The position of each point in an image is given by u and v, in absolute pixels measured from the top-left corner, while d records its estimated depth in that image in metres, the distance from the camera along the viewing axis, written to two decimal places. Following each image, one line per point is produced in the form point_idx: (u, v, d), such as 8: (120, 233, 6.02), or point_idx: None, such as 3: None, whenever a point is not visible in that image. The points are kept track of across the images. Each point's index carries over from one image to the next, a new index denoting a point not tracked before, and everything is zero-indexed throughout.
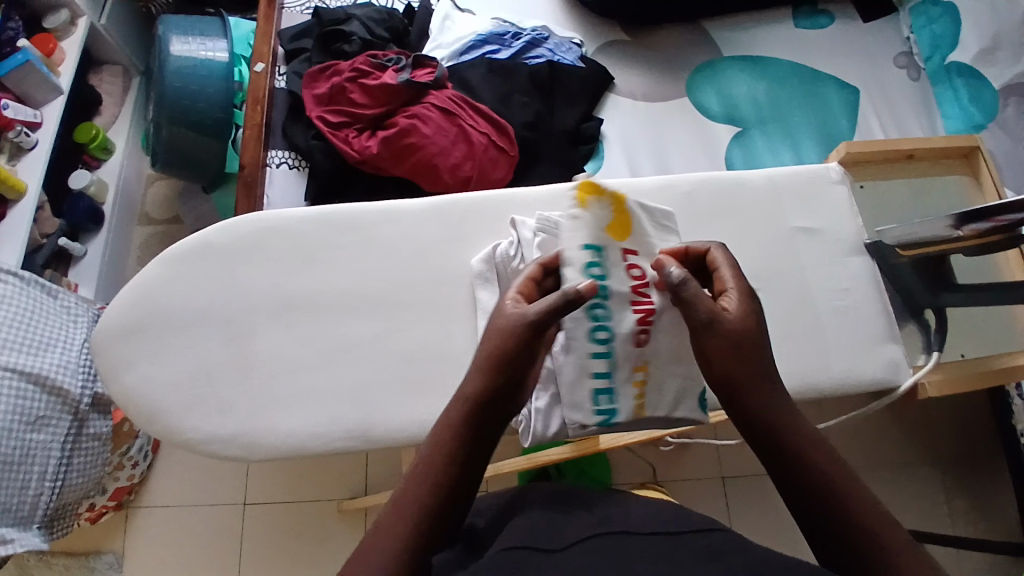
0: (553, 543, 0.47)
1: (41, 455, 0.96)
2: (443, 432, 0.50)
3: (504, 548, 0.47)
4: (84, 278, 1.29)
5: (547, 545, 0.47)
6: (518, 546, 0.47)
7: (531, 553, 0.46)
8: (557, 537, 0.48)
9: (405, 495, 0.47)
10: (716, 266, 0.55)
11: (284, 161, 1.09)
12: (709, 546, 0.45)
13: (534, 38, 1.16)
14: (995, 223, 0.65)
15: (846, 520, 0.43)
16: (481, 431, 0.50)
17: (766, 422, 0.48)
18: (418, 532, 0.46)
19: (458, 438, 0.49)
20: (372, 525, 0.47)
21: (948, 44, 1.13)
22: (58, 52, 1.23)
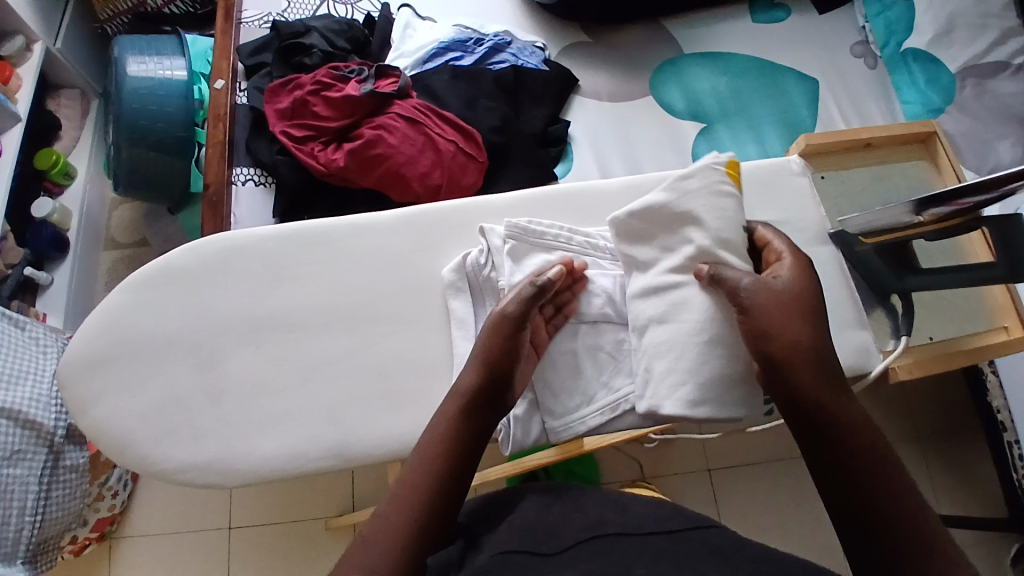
0: (549, 547, 0.48)
1: (17, 490, 0.93)
2: (438, 432, 0.58)
3: (499, 552, 0.48)
4: (52, 307, 1.26)
5: (542, 550, 0.48)
6: (515, 550, 0.48)
7: (529, 558, 0.47)
8: (554, 538, 0.49)
9: (412, 484, 0.54)
10: (768, 242, 0.69)
11: (250, 178, 1.07)
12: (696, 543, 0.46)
13: (496, 42, 1.16)
14: (956, 205, 0.65)
15: (884, 528, 0.47)
16: (476, 425, 0.59)
17: (808, 381, 0.56)
18: (417, 526, 0.51)
19: (456, 430, 0.58)
20: (372, 522, 0.52)
21: (902, 31, 1.15)
22: (13, 78, 1.20)
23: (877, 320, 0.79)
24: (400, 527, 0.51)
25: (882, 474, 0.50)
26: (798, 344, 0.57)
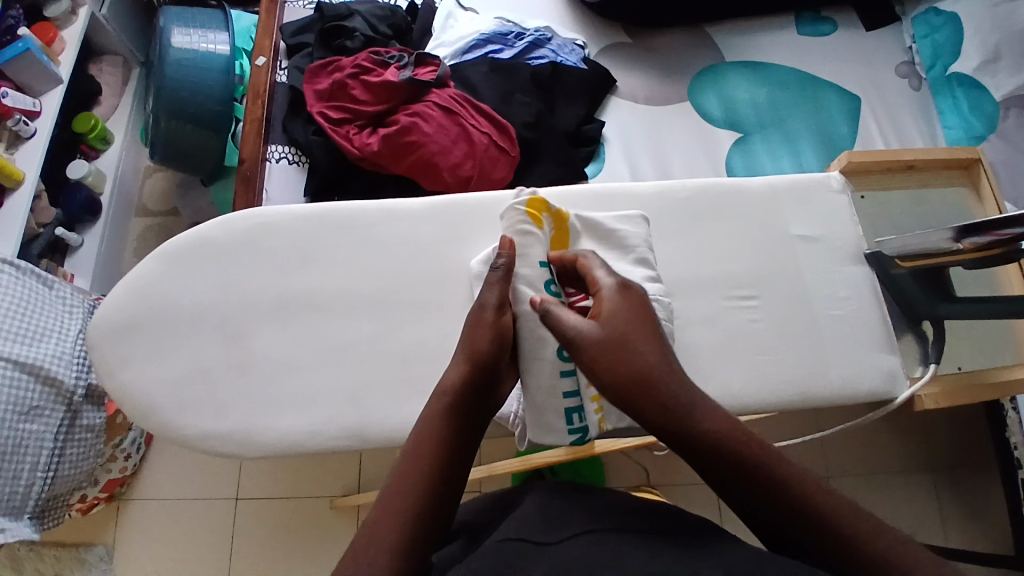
0: (548, 536, 0.48)
1: (33, 445, 0.95)
2: (429, 424, 0.50)
3: (500, 539, 0.49)
4: (80, 269, 1.28)
5: (540, 539, 0.48)
6: (515, 538, 0.48)
7: (523, 546, 0.47)
8: (553, 529, 0.49)
9: (403, 480, 0.45)
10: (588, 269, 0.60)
11: (284, 156, 1.08)
12: (709, 551, 0.46)
13: (537, 38, 1.16)
14: (995, 236, 0.64)
15: (793, 501, 0.42)
16: (467, 418, 0.51)
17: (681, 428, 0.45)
18: (418, 522, 0.43)
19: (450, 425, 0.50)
20: (362, 527, 0.43)
21: (949, 54, 1.13)
22: (58, 41, 1.22)
23: (905, 346, 0.78)
24: (397, 521, 0.43)
25: (751, 455, 0.44)
26: (645, 368, 0.47)
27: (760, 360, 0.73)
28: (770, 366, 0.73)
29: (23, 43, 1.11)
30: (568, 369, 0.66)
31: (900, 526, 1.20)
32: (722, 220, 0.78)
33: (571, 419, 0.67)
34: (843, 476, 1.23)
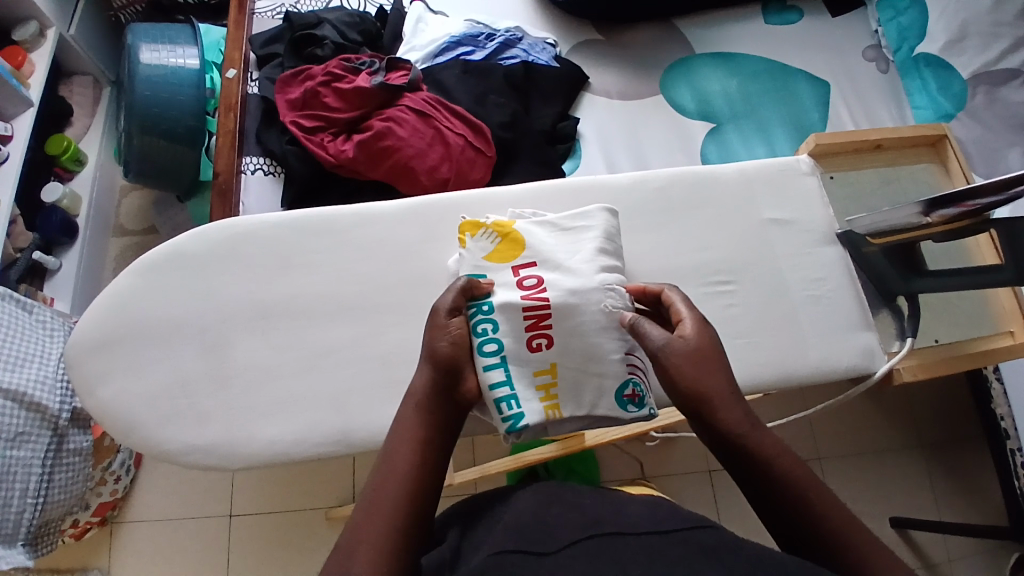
0: (546, 547, 0.48)
1: (20, 472, 0.94)
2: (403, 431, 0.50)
3: (496, 554, 0.48)
4: (60, 292, 1.27)
5: (539, 549, 0.48)
6: (512, 550, 0.48)
7: (523, 558, 0.47)
8: (551, 538, 0.49)
9: (378, 496, 0.46)
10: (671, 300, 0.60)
11: (259, 167, 1.08)
12: (703, 543, 0.46)
13: (507, 38, 1.16)
14: (964, 208, 0.65)
15: (816, 520, 0.47)
16: (439, 421, 0.51)
17: (722, 431, 0.51)
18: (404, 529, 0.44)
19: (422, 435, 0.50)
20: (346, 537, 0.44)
21: (915, 36, 1.15)
22: (28, 64, 1.21)
23: (882, 322, 0.79)
24: (373, 539, 0.43)
25: (767, 459, 0.49)
26: (711, 388, 0.51)
27: (742, 343, 0.74)
28: (752, 350, 0.74)
29: None
30: (493, 362, 0.61)
31: (892, 503, 1.21)
32: (696, 206, 0.78)
33: (502, 409, 0.62)
34: (833, 457, 1.24)
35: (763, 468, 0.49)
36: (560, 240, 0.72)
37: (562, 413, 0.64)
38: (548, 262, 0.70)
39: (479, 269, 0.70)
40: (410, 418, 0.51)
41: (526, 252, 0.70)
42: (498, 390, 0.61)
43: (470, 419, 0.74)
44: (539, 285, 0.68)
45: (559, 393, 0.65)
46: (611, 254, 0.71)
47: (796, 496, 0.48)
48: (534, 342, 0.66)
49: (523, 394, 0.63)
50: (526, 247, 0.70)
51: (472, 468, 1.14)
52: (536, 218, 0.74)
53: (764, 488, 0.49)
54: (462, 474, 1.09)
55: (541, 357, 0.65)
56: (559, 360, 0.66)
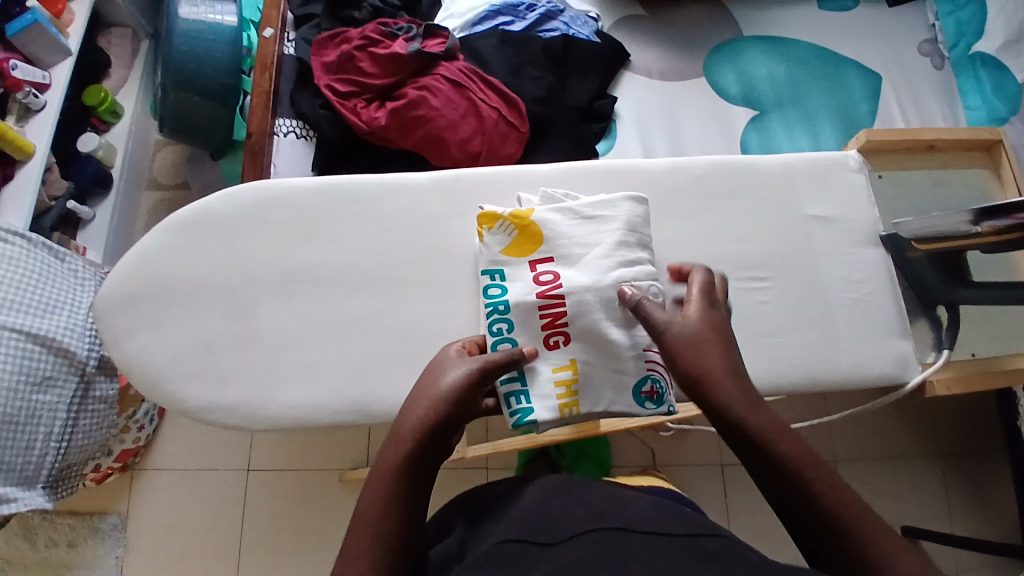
0: (551, 536, 0.48)
1: (45, 416, 0.96)
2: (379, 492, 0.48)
3: (500, 543, 0.48)
4: (92, 242, 1.29)
5: (542, 540, 0.48)
6: (516, 540, 0.48)
7: (526, 548, 0.47)
8: (554, 529, 0.49)
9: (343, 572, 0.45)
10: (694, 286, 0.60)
11: (292, 130, 1.07)
12: (707, 549, 0.46)
13: (549, 9, 1.13)
14: (1015, 220, 0.61)
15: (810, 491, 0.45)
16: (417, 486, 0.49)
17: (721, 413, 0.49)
18: None
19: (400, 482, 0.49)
20: None
21: (973, 33, 1.09)
22: (67, 13, 1.22)
23: (919, 330, 0.76)
24: None
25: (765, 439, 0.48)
26: (711, 368, 0.51)
27: (769, 342, 0.72)
28: (780, 349, 0.72)
29: (31, 15, 1.10)
30: None
31: (905, 512, 1.19)
32: (735, 197, 0.76)
33: (509, 402, 0.64)
34: (849, 460, 1.22)
35: (781, 472, 0.46)
36: (579, 230, 0.70)
37: (580, 411, 0.65)
38: (565, 260, 0.69)
39: (496, 264, 0.70)
40: (387, 463, 0.50)
41: (543, 248, 0.69)
42: (510, 383, 0.64)
43: None
44: (556, 281, 0.67)
45: (579, 390, 0.66)
46: (633, 245, 0.69)
47: (823, 504, 0.45)
48: (549, 340, 0.66)
49: (537, 388, 0.65)
50: (543, 241, 0.69)
51: (484, 444, 1.14)
52: (557, 204, 0.72)
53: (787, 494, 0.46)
54: (474, 449, 1.10)
55: (557, 353, 0.66)
56: (578, 357, 0.66)
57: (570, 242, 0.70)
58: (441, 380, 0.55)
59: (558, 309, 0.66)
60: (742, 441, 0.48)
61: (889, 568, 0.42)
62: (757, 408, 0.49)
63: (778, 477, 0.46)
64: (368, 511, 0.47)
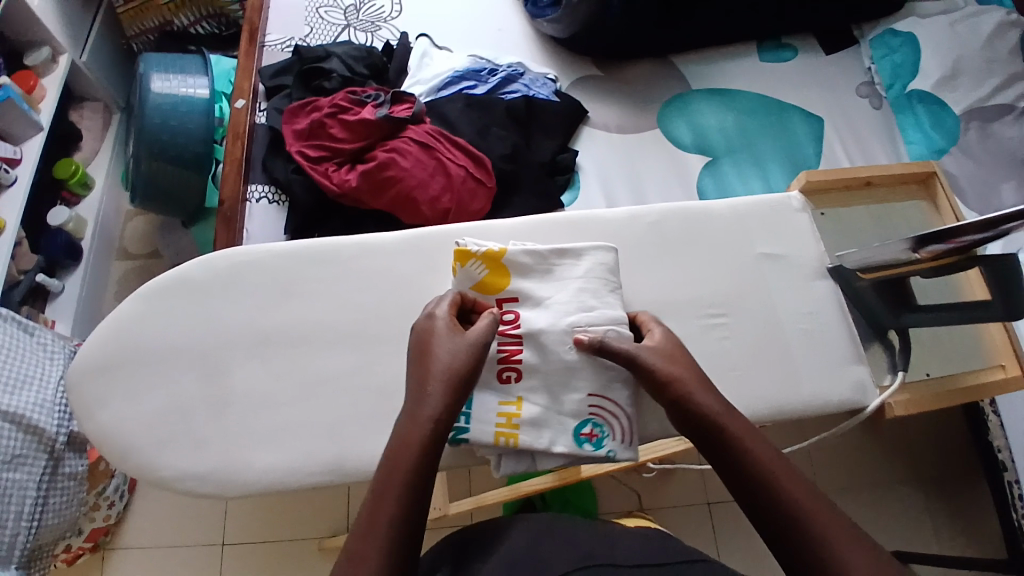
0: (537, 569, 0.51)
1: (15, 495, 0.94)
2: (388, 478, 0.51)
3: None
4: (61, 314, 1.28)
5: (528, 572, 0.50)
6: None
7: None
8: (545, 568, 0.51)
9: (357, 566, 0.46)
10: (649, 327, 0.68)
11: (263, 196, 1.10)
12: None
13: (509, 73, 1.20)
14: (954, 244, 0.66)
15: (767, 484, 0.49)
16: (424, 478, 0.52)
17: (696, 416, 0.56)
18: None
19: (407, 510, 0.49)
20: None
21: (908, 73, 1.20)
22: (38, 88, 1.24)
23: (874, 354, 0.80)
24: None
25: (728, 440, 0.53)
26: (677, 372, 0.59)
27: (736, 375, 0.75)
28: (746, 382, 0.75)
29: (3, 92, 1.12)
30: None
31: (891, 538, 1.20)
32: (691, 240, 0.80)
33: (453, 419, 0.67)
34: (832, 491, 1.23)
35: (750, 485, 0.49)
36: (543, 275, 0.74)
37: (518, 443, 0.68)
38: (529, 299, 0.73)
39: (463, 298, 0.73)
40: (388, 491, 0.50)
41: (509, 288, 0.73)
42: None
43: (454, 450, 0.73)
44: (516, 321, 0.71)
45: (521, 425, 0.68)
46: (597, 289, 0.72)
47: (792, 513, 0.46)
48: (502, 374, 0.70)
49: (482, 415, 0.68)
50: (510, 279, 0.73)
51: (468, 498, 1.14)
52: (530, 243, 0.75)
53: (754, 504, 0.49)
54: (457, 505, 1.09)
55: (507, 387, 0.70)
56: (525, 396, 0.70)
57: (535, 277, 0.74)
58: (433, 353, 0.59)
59: (515, 347, 0.70)
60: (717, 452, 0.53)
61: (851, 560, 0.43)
62: (723, 410, 0.55)
63: (747, 487, 0.50)
64: (379, 500, 0.50)
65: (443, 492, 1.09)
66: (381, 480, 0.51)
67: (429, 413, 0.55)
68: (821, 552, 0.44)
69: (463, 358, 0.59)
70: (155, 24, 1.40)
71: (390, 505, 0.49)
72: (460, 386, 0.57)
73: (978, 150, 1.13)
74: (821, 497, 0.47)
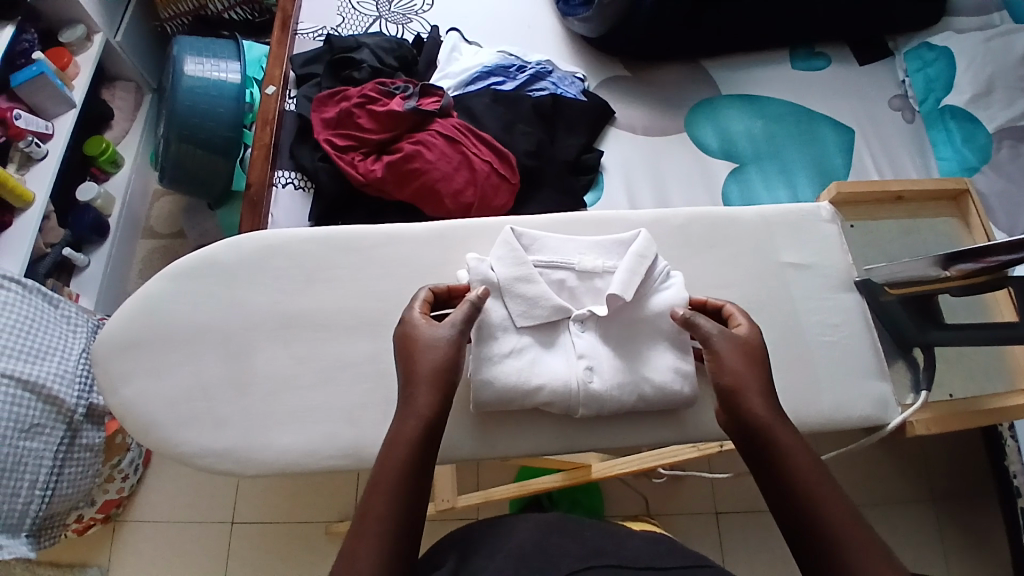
0: None
1: (31, 462, 0.96)
2: (374, 503, 0.52)
3: None
4: (85, 289, 1.31)
5: None
6: None
7: None
8: (552, 564, 0.52)
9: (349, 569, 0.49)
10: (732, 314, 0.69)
11: (291, 181, 1.11)
12: None
13: (538, 71, 1.19)
14: (984, 263, 0.64)
15: (814, 511, 0.52)
16: (410, 493, 0.53)
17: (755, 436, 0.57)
18: None
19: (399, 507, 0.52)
20: None
21: (942, 88, 1.18)
22: (73, 66, 1.26)
23: (896, 372, 0.79)
24: None
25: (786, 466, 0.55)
26: (745, 379, 0.60)
27: None
28: None
29: (37, 67, 1.15)
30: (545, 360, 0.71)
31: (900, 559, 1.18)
32: (715, 247, 0.79)
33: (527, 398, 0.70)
34: None
35: (813, 515, 0.51)
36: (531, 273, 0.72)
37: (607, 398, 0.70)
38: (523, 299, 0.71)
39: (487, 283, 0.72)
40: (377, 504, 0.52)
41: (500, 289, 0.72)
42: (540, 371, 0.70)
43: (521, 432, 0.74)
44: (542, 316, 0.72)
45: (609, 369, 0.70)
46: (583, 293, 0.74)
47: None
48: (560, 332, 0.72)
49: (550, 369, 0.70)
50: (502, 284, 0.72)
51: (476, 492, 1.14)
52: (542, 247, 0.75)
53: (808, 539, 0.51)
54: (465, 499, 1.09)
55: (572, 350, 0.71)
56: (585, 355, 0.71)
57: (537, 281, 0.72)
58: (426, 344, 0.61)
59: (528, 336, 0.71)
60: (785, 494, 0.54)
61: None
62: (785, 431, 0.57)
63: (817, 543, 0.50)
64: (367, 518, 0.51)
65: (452, 486, 1.09)
66: (367, 495, 0.53)
67: (420, 411, 0.58)
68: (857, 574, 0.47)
69: (446, 351, 0.61)
70: (190, 8, 1.42)
71: (383, 501, 0.53)
72: (449, 391, 0.59)
73: (1009, 168, 1.11)
74: (862, 527, 0.50)
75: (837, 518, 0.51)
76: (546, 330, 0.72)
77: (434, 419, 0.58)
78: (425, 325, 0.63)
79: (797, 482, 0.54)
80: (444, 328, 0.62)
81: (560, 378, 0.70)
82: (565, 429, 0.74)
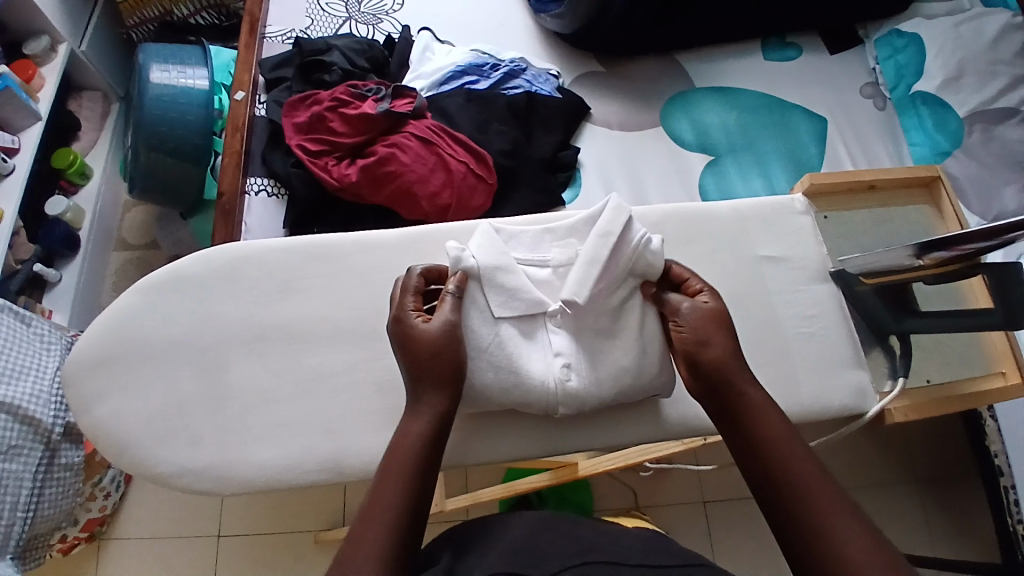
0: (538, 567, 0.50)
1: (11, 485, 0.94)
2: (381, 501, 0.51)
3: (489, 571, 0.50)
4: (58, 305, 1.28)
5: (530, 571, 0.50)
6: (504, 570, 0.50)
7: None
8: (544, 562, 0.51)
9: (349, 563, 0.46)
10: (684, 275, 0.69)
11: (263, 188, 1.09)
12: None
13: (512, 68, 1.19)
14: (956, 252, 0.64)
15: (783, 472, 0.52)
16: (416, 490, 0.52)
17: (731, 404, 0.58)
18: None
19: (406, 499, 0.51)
20: None
21: (912, 74, 1.19)
22: (37, 77, 1.23)
23: (874, 360, 0.79)
24: None
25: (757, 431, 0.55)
26: (718, 348, 0.60)
27: None
28: None
29: (1, 80, 1.11)
30: (529, 358, 0.70)
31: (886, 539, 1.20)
32: (692, 242, 0.80)
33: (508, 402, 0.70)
34: None
35: (782, 475, 0.52)
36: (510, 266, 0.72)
37: (589, 394, 0.70)
38: (505, 294, 0.71)
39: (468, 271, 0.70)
40: (383, 499, 0.51)
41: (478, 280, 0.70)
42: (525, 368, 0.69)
43: (504, 436, 0.73)
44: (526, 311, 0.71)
45: (590, 361, 0.70)
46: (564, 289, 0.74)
47: (817, 516, 0.48)
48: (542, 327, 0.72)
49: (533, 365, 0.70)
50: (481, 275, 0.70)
51: (464, 494, 1.13)
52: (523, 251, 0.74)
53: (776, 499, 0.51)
54: (454, 501, 1.09)
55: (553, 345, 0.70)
56: (563, 351, 0.70)
57: (518, 275, 0.72)
58: (427, 335, 0.61)
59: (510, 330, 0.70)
60: (743, 443, 0.55)
61: (841, 533, 0.47)
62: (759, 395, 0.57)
63: (775, 487, 0.51)
64: (372, 513, 0.50)
65: (440, 489, 1.09)
66: (375, 487, 0.52)
67: (427, 411, 0.58)
68: (820, 525, 0.48)
69: (448, 344, 0.61)
70: (155, 14, 1.39)
71: (390, 496, 0.51)
72: (455, 390, 0.60)
73: (980, 152, 1.12)
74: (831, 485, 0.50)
75: (803, 475, 0.51)
76: (523, 323, 0.72)
77: (445, 417, 0.58)
78: (423, 318, 0.62)
79: (770, 446, 0.54)
80: (439, 320, 0.63)
81: (539, 381, 0.69)
82: (549, 430, 0.73)
